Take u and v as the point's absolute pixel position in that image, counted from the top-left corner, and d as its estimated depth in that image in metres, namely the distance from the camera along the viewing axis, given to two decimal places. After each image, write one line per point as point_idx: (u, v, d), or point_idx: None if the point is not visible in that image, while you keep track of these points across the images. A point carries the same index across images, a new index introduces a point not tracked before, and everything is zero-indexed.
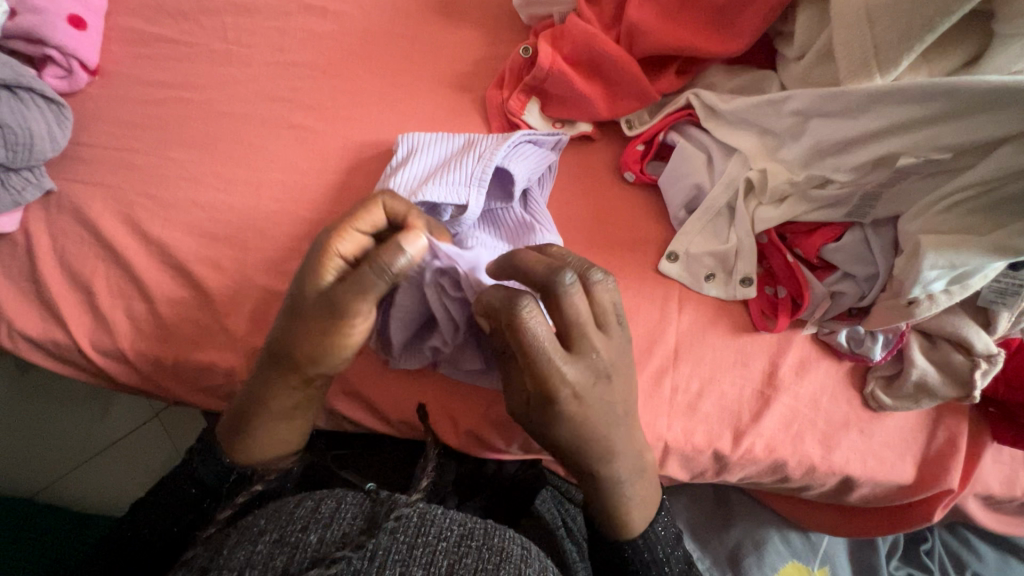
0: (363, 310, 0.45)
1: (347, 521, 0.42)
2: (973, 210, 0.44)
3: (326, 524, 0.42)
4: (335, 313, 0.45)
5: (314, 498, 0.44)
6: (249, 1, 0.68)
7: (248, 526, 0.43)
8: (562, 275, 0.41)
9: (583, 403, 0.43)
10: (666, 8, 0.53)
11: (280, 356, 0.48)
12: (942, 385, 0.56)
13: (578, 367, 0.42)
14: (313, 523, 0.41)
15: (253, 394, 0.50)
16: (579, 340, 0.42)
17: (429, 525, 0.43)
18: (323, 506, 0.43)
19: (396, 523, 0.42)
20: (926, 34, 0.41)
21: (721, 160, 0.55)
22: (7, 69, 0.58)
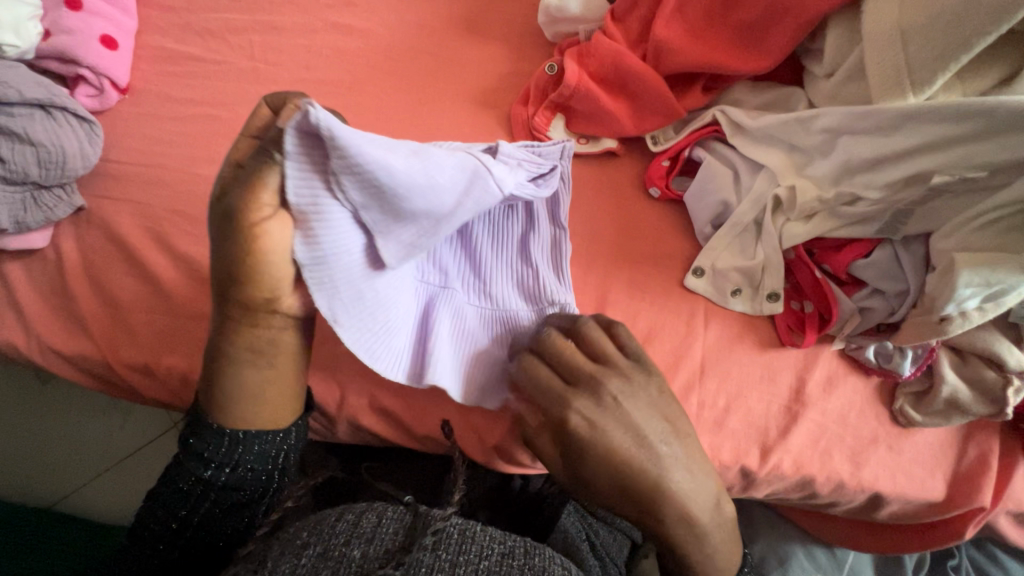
0: (266, 201, 0.39)
1: (389, 537, 0.42)
2: (1008, 229, 0.44)
3: (369, 539, 0.41)
4: (235, 218, 0.39)
5: (354, 513, 0.44)
6: (276, 20, 0.69)
7: (289, 539, 0.42)
8: (542, 332, 0.50)
9: (597, 426, 0.46)
10: (693, 27, 0.53)
11: (222, 291, 0.44)
12: (973, 401, 0.56)
13: (584, 397, 0.47)
14: (355, 538, 0.41)
15: (216, 344, 0.48)
16: (581, 377, 0.48)
17: (469, 543, 0.43)
18: (364, 520, 0.43)
19: (437, 540, 0.42)
20: (962, 54, 0.41)
21: (747, 177, 0.55)
22: (41, 89, 0.60)
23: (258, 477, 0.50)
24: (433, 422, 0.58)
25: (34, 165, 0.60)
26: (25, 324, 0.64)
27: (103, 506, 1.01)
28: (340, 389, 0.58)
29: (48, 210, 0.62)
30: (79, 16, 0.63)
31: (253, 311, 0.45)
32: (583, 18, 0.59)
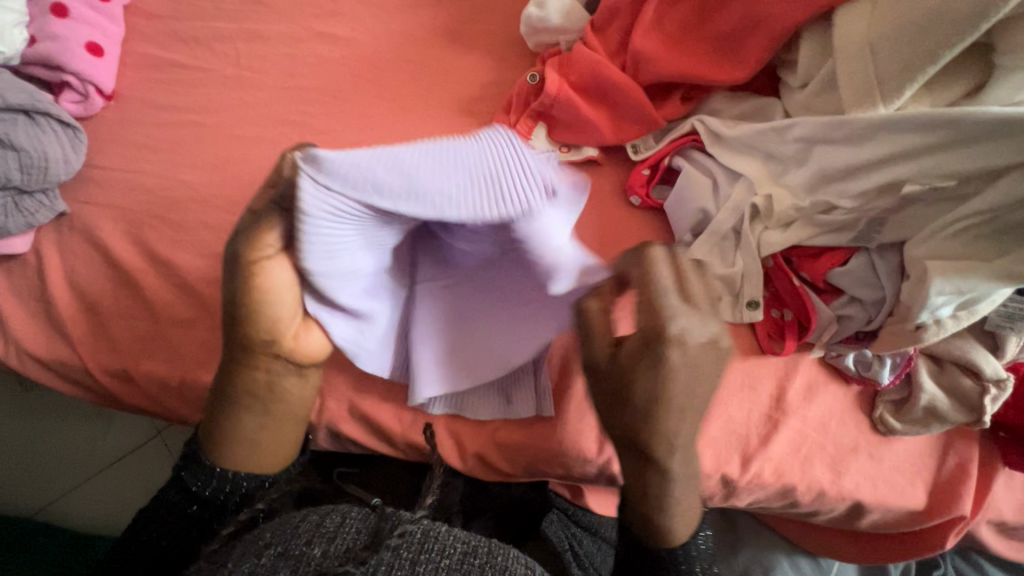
0: (294, 289, 0.45)
1: (350, 536, 0.43)
2: (978, 237, 0.45)
3: (330, 538, 0.42)
4: (260, 310, 0.45)
5: (318, 514, 0.45)
6: (261, 27, 0.69)
7: (252, 538, 0.43)
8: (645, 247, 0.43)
9: (661, 358, 0.41)
10: (671, 38, 0.54)
11: (245, 339, 0.45)
12: (951, 409, 0.56)
13: (677, 321, 0.41)
14: (316, 537, 0.42)
15: (219, 389, 0.47)
16: (686, 297, 0.42)
17: (432, 542, 0.44)
18: (327, 521, 0.44)
19: (398, 539, 0.43)
20: (928, 66, 0.42)
21: (726, 185, 0.55)
22: (24, 94, 0.60)
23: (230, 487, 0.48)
24: (413, 429, 0.58)
25: (15, 170, 0.60)
26: (3, 329, 0.63)
27: (83, 515, 1.00)
28: (320, 396, 0.58)
29: (29, 215, 0.62)
30: (65, 23, 0.63)
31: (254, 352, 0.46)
32: (565, 29, 0.60)
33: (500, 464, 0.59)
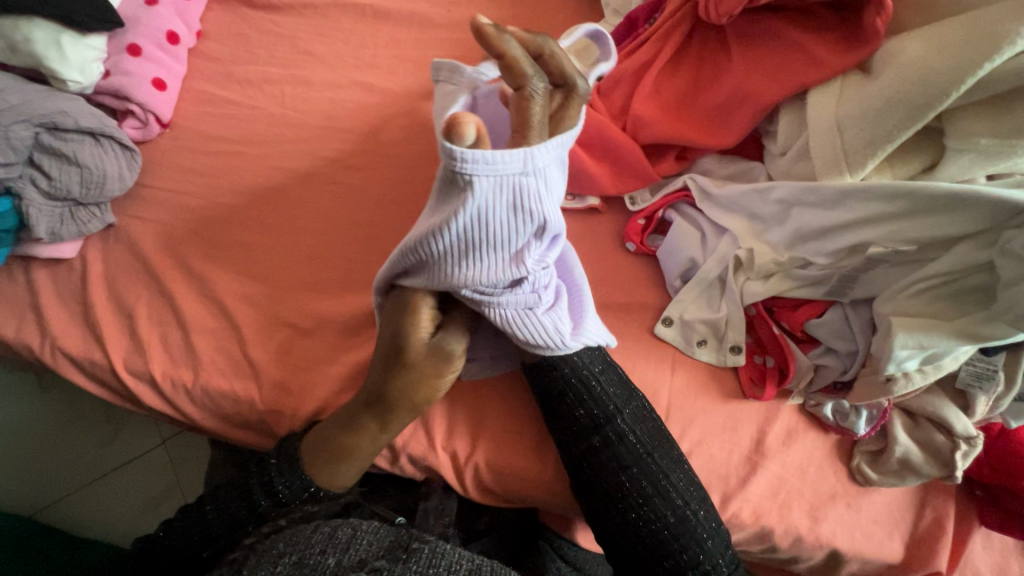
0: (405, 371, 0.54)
1: (363, 548, 0.49)
2: (938, 298, 0.49)
3: (344, 548, 0.48)
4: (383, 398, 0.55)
5: (331, 525, 0.50)
6: (306, 74, 0.77)
7: (266, 548, 0.48)
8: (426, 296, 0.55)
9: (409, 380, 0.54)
10: (667, 106, 0.60)
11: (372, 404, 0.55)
12: (926, 463, 0.58)
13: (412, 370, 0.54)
14: (331, 547, 0.48)
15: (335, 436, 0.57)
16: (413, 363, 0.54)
17: (440, 558, 0.50)
18: (340, 532, 0.50)
19: (411, 554, 0.50)
20: (887, 144, 0.47)
21: (713, 238, 0.61)
22: (96, 120, 0.68)
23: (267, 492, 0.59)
24: (410, 445, 0.61)
25: (76, 184, 0.67)
26: (42, 326, 0.69)
27: (82, 518, 1.02)
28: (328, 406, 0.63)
29: (83, 225, 0.69)
30: (138, 61, 0.72)
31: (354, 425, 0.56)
32: None
33: (491, 486, 0.62)
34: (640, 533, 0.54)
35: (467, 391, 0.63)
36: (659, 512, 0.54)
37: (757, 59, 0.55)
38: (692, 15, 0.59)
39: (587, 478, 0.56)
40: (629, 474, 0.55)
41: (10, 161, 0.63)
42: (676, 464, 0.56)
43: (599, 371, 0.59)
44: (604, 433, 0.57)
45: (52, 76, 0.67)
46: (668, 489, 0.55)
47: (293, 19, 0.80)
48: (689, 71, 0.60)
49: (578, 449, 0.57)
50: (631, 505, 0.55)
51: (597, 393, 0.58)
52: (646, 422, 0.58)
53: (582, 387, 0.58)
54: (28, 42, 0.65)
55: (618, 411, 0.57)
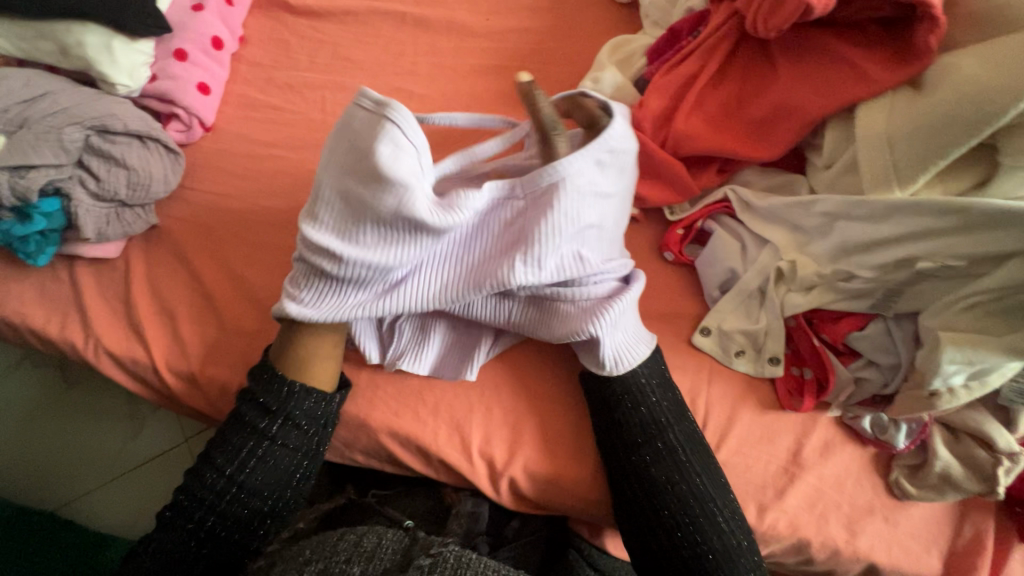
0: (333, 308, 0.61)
1: (387, 556, 0.51)
2: (986, 313, 0.49)
3: (367, 558, 0.50)
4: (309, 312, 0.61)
5: (354, 534, 0.53)
6: (346, 79, 0.78)
7: (293, 556, 0.51)
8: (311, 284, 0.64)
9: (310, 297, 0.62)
10: (710, 119, 0.61)
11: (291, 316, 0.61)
12: (965, 478, 0.58)
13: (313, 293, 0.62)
14: (355, 556, 0.50)
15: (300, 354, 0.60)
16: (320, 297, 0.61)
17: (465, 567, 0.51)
18: (365, 540, 0.52)
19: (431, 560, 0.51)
20: (939, 158, 0.48)
21: (754, 249, 0.61)
22: (143, 123, 0.69)
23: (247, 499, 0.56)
24: (446, 450, 0.62)
25: (123, 186, 0.68)
26: (86, 325, 0.70)
27: (106, 513, 1.03)
28: (368, 408, 0.63)
29: (127, 225, 0.70)
30: (183, 65, 0.74)
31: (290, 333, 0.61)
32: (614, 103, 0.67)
33: (526, 492, 0.62)
34: (679, 553, 0.53)
35: (503, 397, 0.63)
36: (703, 533, 0.53)
37: (803, 73, 0.56)
38: (737, 29, 0.60)
39: (630, 486, 0.56)
40: (676, 495, 0.54)
41: (63, 163, 0.65)
42: (714, 481, 0.55)
43: (654, 384, 0.58)
44: (656, 441, 0.56)
45: (103, 80, 0.69)
46: (713, 511, 0.54)
47: (333, 26, 0.81)
48: (733, 84, 0.61)
49: (628, 460, 0.57)
50: (677, 523, 0.54)
51: (653, 405, 0.57)
52: (695, 440, 0.57)
53: (639, 398, 0.57)
54: (81, 47, 0.67)
55: (671, 425, 0.57)
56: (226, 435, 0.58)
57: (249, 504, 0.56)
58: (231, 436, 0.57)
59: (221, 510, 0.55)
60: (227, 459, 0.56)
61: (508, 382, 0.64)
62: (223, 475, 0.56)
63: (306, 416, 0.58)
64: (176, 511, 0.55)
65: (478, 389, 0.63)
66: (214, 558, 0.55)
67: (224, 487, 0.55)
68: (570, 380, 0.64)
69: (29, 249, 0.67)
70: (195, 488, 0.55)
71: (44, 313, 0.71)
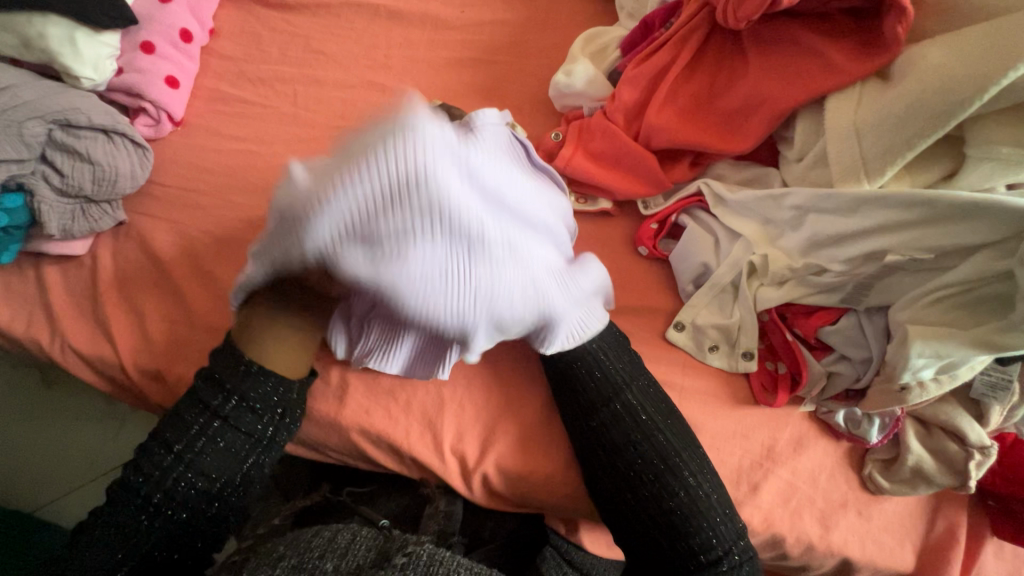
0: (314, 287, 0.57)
1: (361, 553, 0.50)
2: (955, 306, 0.49)
3: (342, 554, 0.49)
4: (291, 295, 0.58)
5: (330, 531, 0.52)
6: (319, 73, 0.76)
7: (268, 552, 0.50)
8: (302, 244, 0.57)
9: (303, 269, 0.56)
10: (682, 112, 0.60)
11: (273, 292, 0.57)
12: (938, 472, 0.58)
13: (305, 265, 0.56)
14: (329, 552, 0.49)
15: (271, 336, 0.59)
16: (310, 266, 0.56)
17: (436, 566, 0.50)
18: (340, 537, 0.51)
19: (405, 559, 0.50)
20: (907, 151, 0.47)
21: (727, 244, 0.60)
22: (108, 117, 0.68)
23: (196, 480, 0.55)
24: (417, 448, 0.61)
25: (88, 181, 0.67)
26: (52, 323, 0.69)
27: (84, 514, 1.02)
28: (339, 406, 0.63)
29: (93, 221, 0.69)
30: (151, 59, 0.72)
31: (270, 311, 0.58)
32: (587, 96, 0.66)
33: (499, 489, 0.62)
34: (651, 516, 0.54)
35: (475, 394, 0.62)
36: (670, 488, 0.54)
37: (774, 64, 0.55)
38: (708, 21, 0.59)
39: (596, 457, 0.56)
40: (639, 454, 0.55)
41: (24, 157, 0.63)
42: (675, 439, 0.55)
43: (605, 347, 0.58)
44: (611, 403, 0.57)
45: (66, 73, 0.67)
46: (677, 465, 0.54)
47: (306, 19, 0.79)
48: (705, 77, 0.60)
49: (591, 428, 0.57)
50: (645, 482, 0.54)
51: (607, 367, 0.57)
52: (654, 398, 0.57)
53: (593, 363, 0.57)
54: (42, 39, 0.65)
55: (627, 386, 0.57)
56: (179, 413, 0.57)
57: (197, 482, 0.55)
58: (185, 414, 0.56)
59: (169, 490, 0.54)
60: (179, 436, 0.55)
61: (480, 379, 0.63)
62: (174, 453, 0.55)
63: (261, 399, 0.57)
64: (126, 486, 0.55)
65: (450, 386, 0.63)
66: (167, 533, 0.54)
67: (173, 466, 0.55)
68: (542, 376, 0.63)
69: None
70: (145, 465, 0.55)
71: (10, 311, 0.70)
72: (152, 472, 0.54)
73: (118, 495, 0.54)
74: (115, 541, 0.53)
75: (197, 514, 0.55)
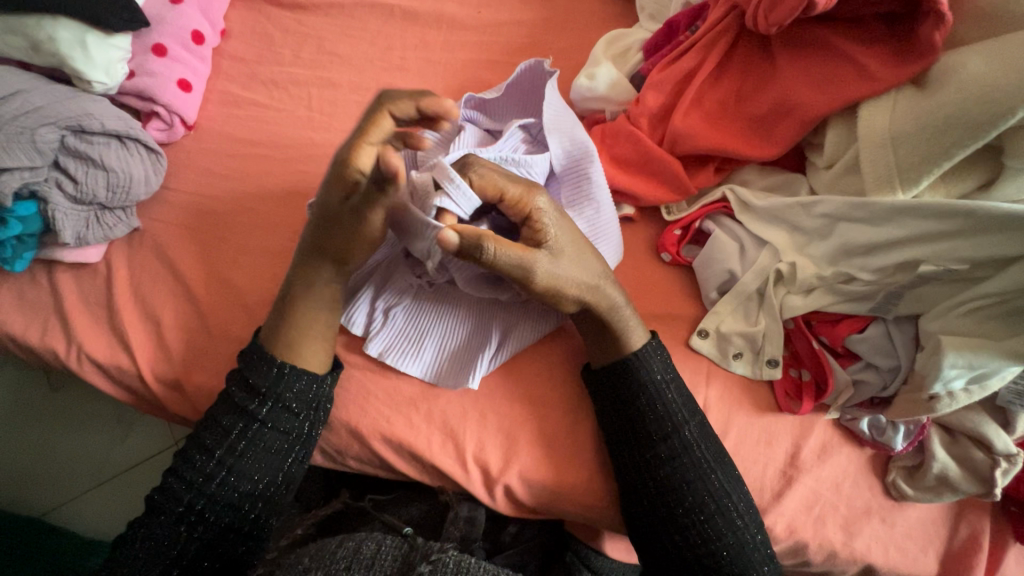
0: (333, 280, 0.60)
1: (387, 564, 0.49)
2: (990, 317, 0.48)
3: (368, 565, 0.49)
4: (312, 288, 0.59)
5: (354, 541, 0.51)
6: (333, 75, 0.75)
7: (292, 564, 0.49)
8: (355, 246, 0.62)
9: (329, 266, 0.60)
10: (710, 117, 0.59)
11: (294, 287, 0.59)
12: (963, 479, 0.58)
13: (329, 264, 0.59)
14: (354, 564, 0.49)
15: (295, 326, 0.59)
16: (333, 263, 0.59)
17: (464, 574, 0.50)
18: (364, 548, 0.50)
19: (430, 566, 0.50)
20: (943, 161, 0.47)
21: (753, 250, 0.59)
22: (121, 123, 0.66)
23: (238, 488, 0.56)
24: (439, 457, 0.61)
25: (102, 189, 0.66)
26: (67, 331, 0.68)
27: (96, 518, 1.01)
28: (360, 415, 0.62)
29: (107, 228, 0.68)
30: (163, 61, 0.71)
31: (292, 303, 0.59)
32: (610, 99, 0.66)
33: (521, 498, 0.61)
34: (694, 549, 0.55)
35: (497, 402, 0.62)
36: (717, 527, 0.55)
37: (805, 70, 0.54)
38: (736, 25, 0.58)
39: (644, 485, 0.56)
40: (692, 491, 0.55)
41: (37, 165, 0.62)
42: (713, 450, 0.57)
43: (653, 350, 0.58)
44: (651, 411, 0.57)
45: (77, 77, 0.66)
46: (726, 503, 0.55)
47: (319, 19, 0.78)
48: (733, 82, 0.59)
49: (642, 458, 0.57)
50: (691, 518, 0.55)
51: (669, 402, 0.57)
52: (708, 433, 0.58)
53: (655, 395, 0.57)
54: (53, 42, 0.64)
55: (687, 422, 0.57)
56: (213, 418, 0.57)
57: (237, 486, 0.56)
58: (220, 418, 0.57)
59: (211, 494, 0.55)
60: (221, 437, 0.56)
61: (501, 387, 0.63)
62: (214, 458, 0.56)
63: (296, 399, 0.58)
64: (167, 491, 0.55)
65: (472, 395, 0.62)
66: (206, 541, 0.54)
67: (214, 471, 0.56)
68: (564, 384, 0.63)
69: (6, 254, 0.65)
70: (185, 472, 0.55)
71: (24, 319, 0.69)
72: (192, 479, 0.55)
73: (159, 501, 0.55)
74: (153, 547, 0.53)
75: (241, 522, 0.56)
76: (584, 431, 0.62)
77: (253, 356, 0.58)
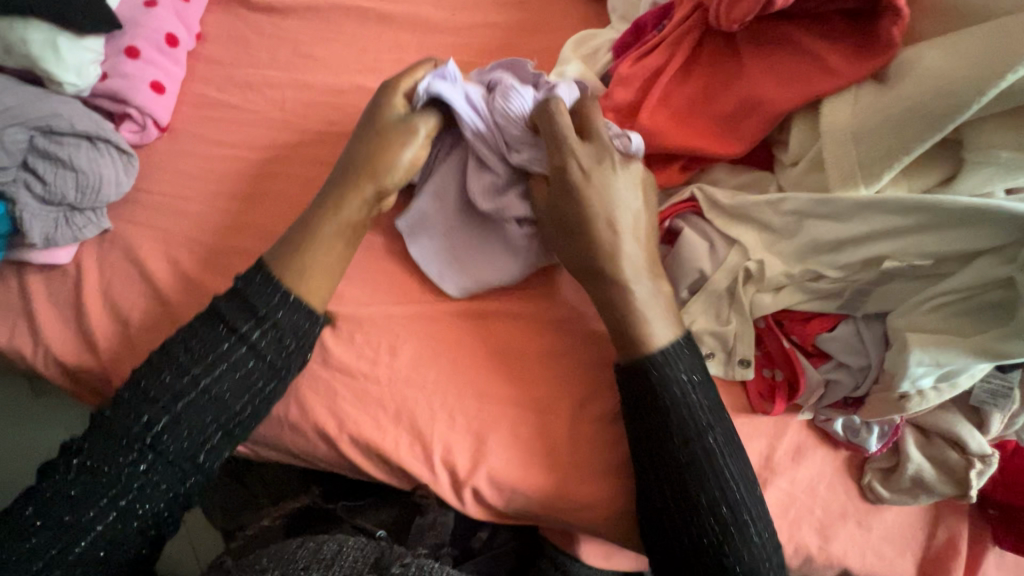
0: (341, 208, 0.60)
1: (351, 561, 0.49)
2: (956, 313, 0.48)
3: (329, 565, 0.48)
4: (323, 208, 0.60)
5: (315, 541, 0.50)
6: (308, 78, 0.75)
7: (249, 565, 0.48)
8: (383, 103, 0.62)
9: (340, 195, 0.61)
10: (677, 115, 0.59)
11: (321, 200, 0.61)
12: (938, 481, 0.57)
13: (343, 184, 0.61)
14: (315, 563, 0.48)
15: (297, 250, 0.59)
16: (345, 187, 0.60)
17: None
18: (325, 547, 0.50)
19: (400, 568, 0.49)
20: (904, 154, 0.46)
21: (722, 249, 0.59)
22: (92, 124, 0.66)
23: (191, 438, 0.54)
24: (407, 460, 0.60)
25: (71, 189, 0.65)
26: (37, 333, 0.68)
27: None
28: (329, 417, 0.61)
29: (78, 229, 0.68)
30: (135, 64, 0.71)
31: (307, 221, 0.60)
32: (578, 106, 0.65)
33: (490, 500, 0.60)
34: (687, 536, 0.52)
35: (467, 403, 0.61)
36: (715, 526, 0.52)
37: (770, 66, 0.54)
38: (702, 23, 0.58)
39: (655, 476, 0.54)
40: (701, 486, 0.52)
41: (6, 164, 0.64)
42: (736, 455, 0.54)
43: (680, 351, 0.55)
44: (674, 412, 0.53)
45: (48, 79, 0.66)
46: (732, 506, 0.52)
47: (294, 22, 0.78)
48: (700, 79, 0.59)
49: (662, 447, 0.54)
50: (695, 513, 0.52)
51: (699, 403, 0.54)
52: (731, 439, 0.54)
53: (688, 392, 0.54)
54: (25, 43, 0.64)
55: (714, 426, 0.54)
56: (180, 348, 0.56)
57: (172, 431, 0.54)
58: (200, 337, 0.56)
59: (159, 442, 0.53)
60: (177, 379, 0.55)
61: (472, 388, 0.62)
62: (180, 382, 0.55)
63: (273, 340, 0.57)
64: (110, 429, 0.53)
65: (441, 396, 0.61)
66: (148, 481, 0.53)
67: (171, 411, 0.54)
68: (535, 381, 0.62)
69: None
70: (148, 387, 0.54)
71: None
72: (142, 411, 0.53)
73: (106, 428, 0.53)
74: (90, 487, 0.52)
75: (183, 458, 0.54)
76: (552, 428, 0.61)
77: (251, 277, 0.57)
